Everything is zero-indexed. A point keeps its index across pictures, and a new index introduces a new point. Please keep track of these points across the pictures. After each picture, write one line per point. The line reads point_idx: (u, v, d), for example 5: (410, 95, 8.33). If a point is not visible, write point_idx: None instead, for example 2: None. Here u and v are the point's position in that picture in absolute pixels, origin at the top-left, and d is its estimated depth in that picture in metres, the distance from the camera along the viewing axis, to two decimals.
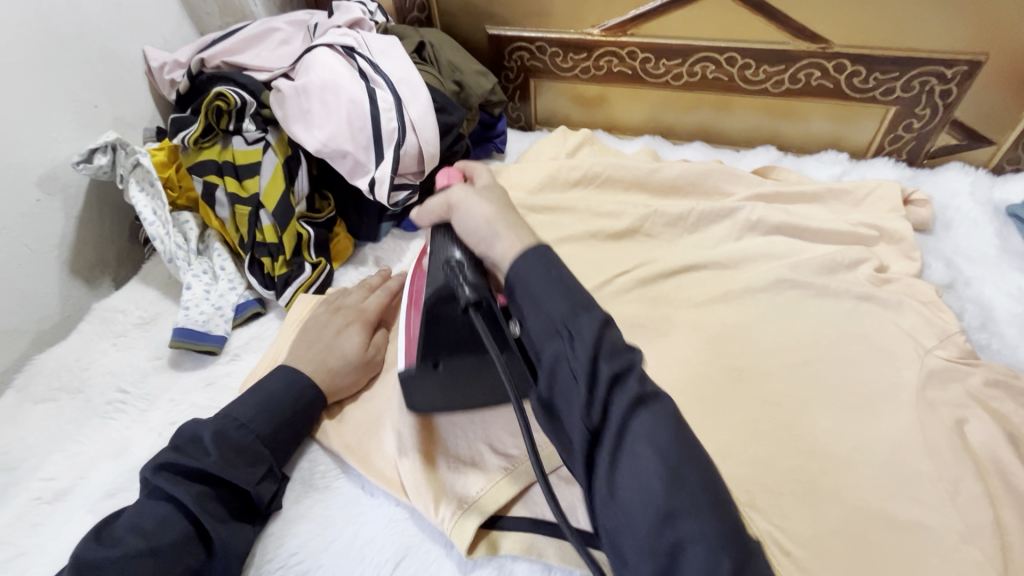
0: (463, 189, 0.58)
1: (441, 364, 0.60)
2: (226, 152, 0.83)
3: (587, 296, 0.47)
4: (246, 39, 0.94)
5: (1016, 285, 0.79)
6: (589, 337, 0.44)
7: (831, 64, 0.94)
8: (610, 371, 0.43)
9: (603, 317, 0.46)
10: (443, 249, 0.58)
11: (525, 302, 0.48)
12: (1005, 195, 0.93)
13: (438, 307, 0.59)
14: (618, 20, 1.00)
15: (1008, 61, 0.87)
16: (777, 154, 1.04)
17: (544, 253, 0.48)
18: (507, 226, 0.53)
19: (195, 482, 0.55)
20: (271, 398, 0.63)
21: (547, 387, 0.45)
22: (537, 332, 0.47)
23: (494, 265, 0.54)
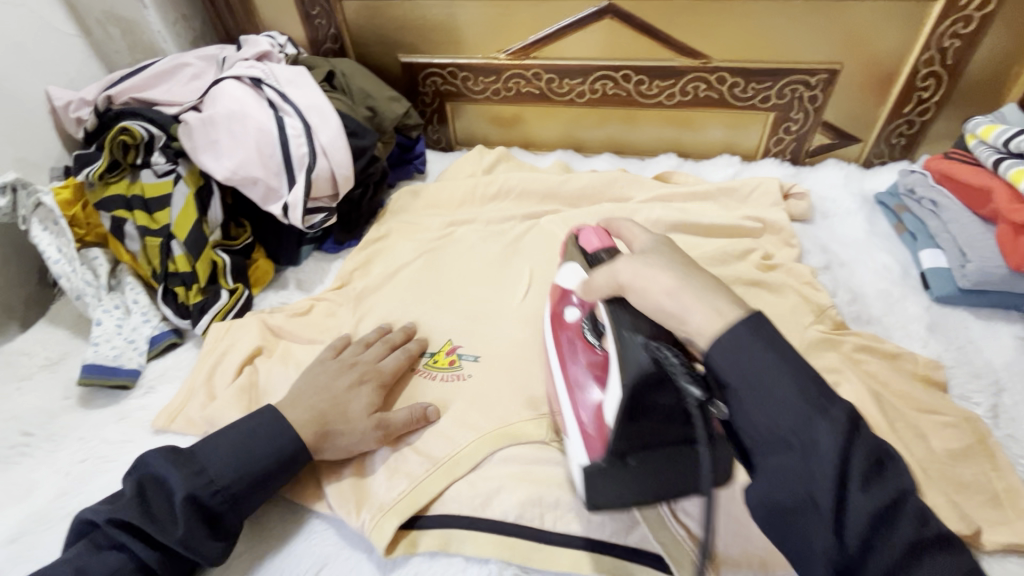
0: (630, 258, 0.50)
1: (632, 458, 0.50)
2: (134, 186, 0.83)
3: (825, 390, 0.42)
4: (155, 75, 0.94)
5: (882, 263, 0.87)
6: (833, 458, 0.39)
7: (713, 77, 1.04)
8: (870, 505, 0.39)
9: (848, 420, 0.41)
10: (627, 329, 0.48)
11: (749, 395, 0.42)
12: (875, 184, 1.04)
13: (641, 397, 0.46)
14: (520, 45, 1.06)
15: (860, 69, 0.99)
16: (678, 161, 1.13)
17: (756, 326, 0.43)
18: (696, 295, 0.46)
19: (151, 546, 0.54)
20: (251, 458, 0.59)
21: (767, 493, 0.42)
22: (762, 433, 0.42)
23: (691, 343, 0.45)
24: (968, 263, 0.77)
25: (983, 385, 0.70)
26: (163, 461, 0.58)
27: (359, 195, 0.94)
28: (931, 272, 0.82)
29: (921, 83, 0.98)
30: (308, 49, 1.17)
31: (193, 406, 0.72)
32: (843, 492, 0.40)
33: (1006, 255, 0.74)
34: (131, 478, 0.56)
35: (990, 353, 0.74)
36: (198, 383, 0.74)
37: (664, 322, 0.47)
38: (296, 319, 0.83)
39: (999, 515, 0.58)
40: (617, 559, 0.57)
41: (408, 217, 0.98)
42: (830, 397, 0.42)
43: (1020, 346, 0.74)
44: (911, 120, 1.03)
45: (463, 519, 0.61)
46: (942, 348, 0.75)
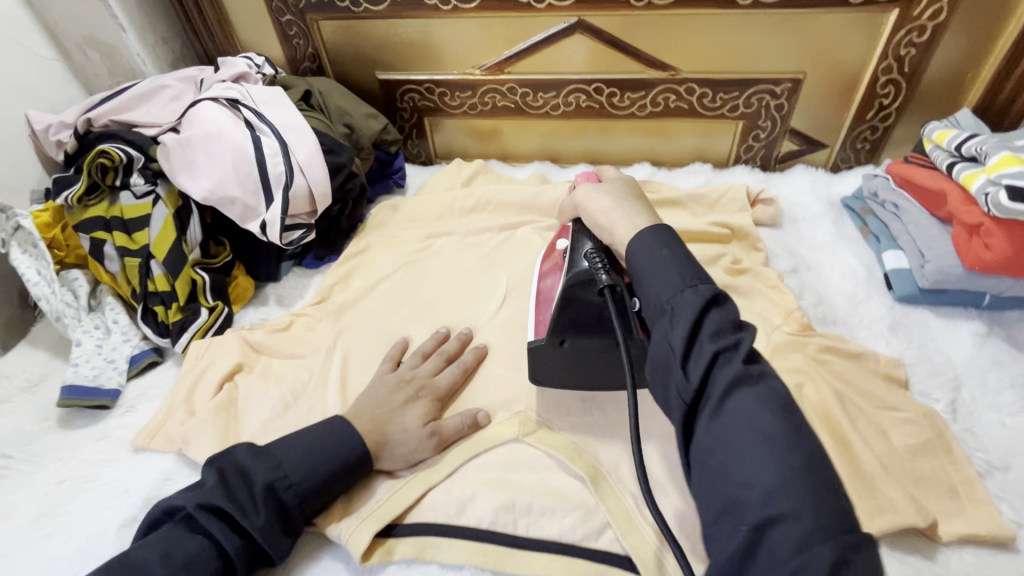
0: (586, 189, 0.67)
1: (568, 341, 0.63)
2: (113, 208, 0.84)
3: (702, 273, 0.50)
4: (133, 98, 0.96)
5: (847, 265, 0.90)
6: (687, 313, 0.47)
7: (682, 88, 1.06)
8: (712, 350, 0.45)
9: (712, 295, 0.48)
10: (581, 242, 0.66)
11: (644, 275, 0.53)
12: (842, 188, 1.07)
13: (574, 292, 0.63)
14: (494, 60, 1.09)
15: (823, 77, 1.02)
16: (652, 170, 1.16)
17: (659, 231, 0.54)
18: (622, 212, 0.61)
19: (233, 533, 0.56)
20: (321, 457, 0.61)
21: (649, 353, 0.50)
22: (649, 302, 0.52)
23: (616, 247, 0.61)
24: (927, 263, 0.80)
25: (942, 381, 0.73)
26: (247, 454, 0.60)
27: (337, 211, 0.96)
28: (894, 273, 0.85)
29: (882, 90, 1.01)
30: (287, 68, 1.19)
31: (172, 422, 0.73)
32: (695, 342, 0.47)
33: (961, 254, 0.76)
34: (213, 468, 0.58)
35: (949, 350, 0.77)
36: (178, 401, 0.76)
37: (598, 234, 0.64)
38: (276, 334, 0.84)
39: (954, 507, 0.60)
40: (587, 562, 0.59)
41: (388, 231, 1.00)
42: (705, 278, 0.50)
43: (979, 343, 0.77)
44: (874, 126, 1.06)
45: (437, 526, 0.62)
46: (903, 346, 0.78)
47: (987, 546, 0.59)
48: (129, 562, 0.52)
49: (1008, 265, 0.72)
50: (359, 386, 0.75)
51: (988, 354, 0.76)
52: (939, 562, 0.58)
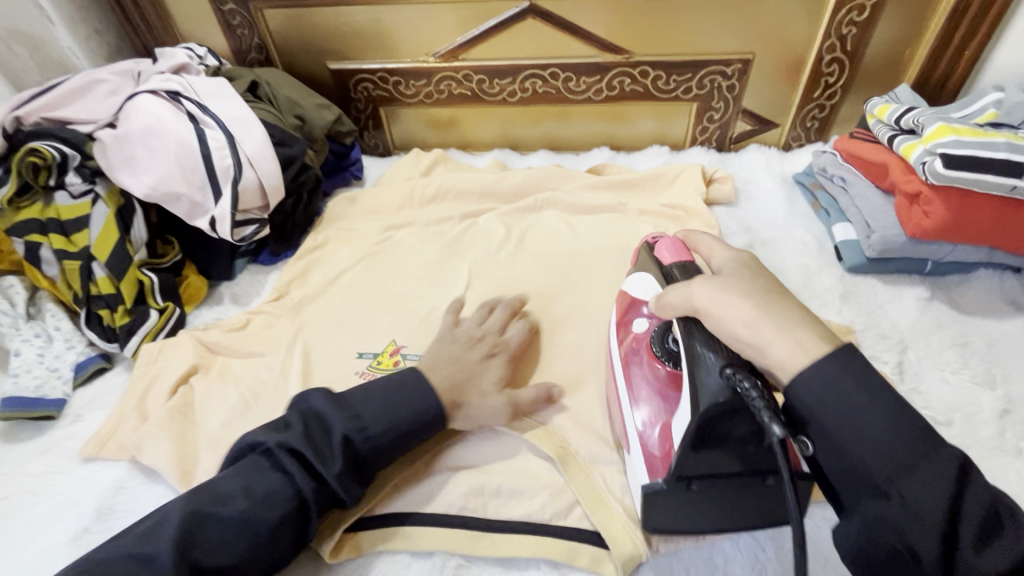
0: (709, 283, 0.50)
1: (696, 485, 0.49)
2: (48, 209, 0.80)
3: (927, 433, 0.40)
4: (67, 93, 0.90)
5: (800, 239, 0.93)
6: (937, 508, 0.38)
7: (636, 70, 1.07)
8: (991, 565, 0.37)
9: (959, 468, 0.39)
10: (704, 363, 0.49)
11: (840, 434, 0.42)
12: (793, 166, 1.11)
13: (713, 424, 0.47)
14: (448, 47, 1.07)
15: (770, 58, 1.04)
16: (610, 154, 1.17)
17: (850, 364, 0.42)
18: (776, 326, 0.46)
19: (310, 476, 0.55)
20: (399, 410, 0.60)
21: (863, 543, 0.41)
22: (857, 477, 0.41)
23: (772, 372, 0.46)
24: (872, 233, 0.83)
25: (890, 344, 0.76)
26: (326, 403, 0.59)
27: (292, 204, 0.94)
28: (843, 244, 0.88)
29: (827, 69, 1.04)
30: (232, 60, 1.14)
31: (124, 429, 0.70)
32: (953, 544, 0.38)
33: (903, 223, 0.80)
34: (297, 412, 0.58)
35: (896, 315, 0.80)
36: (129, 406, 0.72)
37: (746, 356, 0.47)
38: (232, 334, 0.81)
39: None
40: (557, 541, 0.59)
41: (346, 224, 0.98)
42: (938, 442, 0.40)
43: (922, 307, 0.80)
44: (821, 104, 1.09)
45: (406, 516, 0.61)
46: (853, 314, 0.81)
47: None
48: (212, 495, 0.53)
49: (944, 231, 0.76)
50: (323, 381, 0.74)
51: (930, 317, 0.79)
52: None
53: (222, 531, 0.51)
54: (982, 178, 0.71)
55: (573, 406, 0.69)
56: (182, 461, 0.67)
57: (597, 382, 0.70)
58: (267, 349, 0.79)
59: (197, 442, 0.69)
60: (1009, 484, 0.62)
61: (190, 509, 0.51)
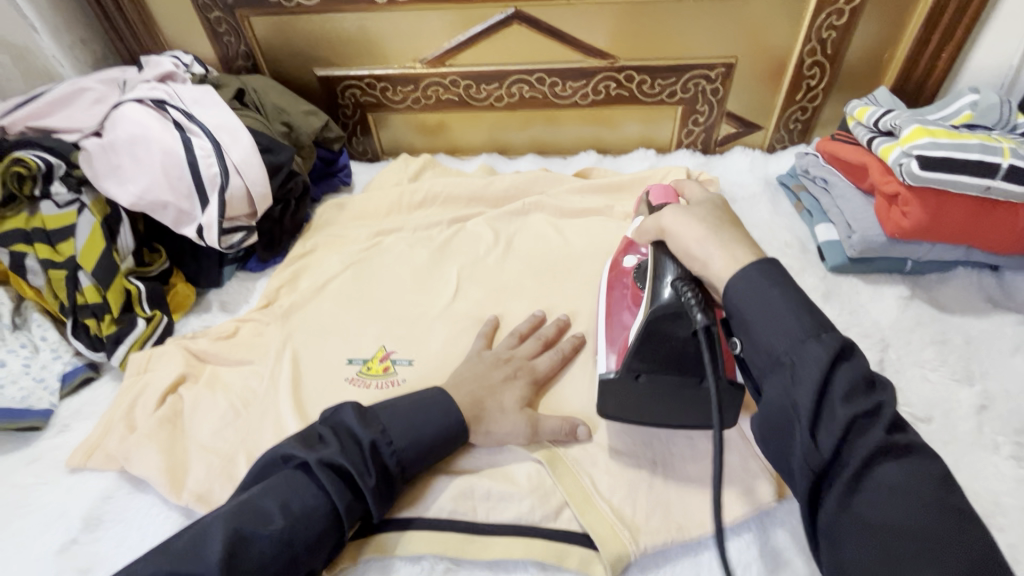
0: (675, 210, 0.55)
1: (643, 376, 0.58)
2: (34, 219, 0.80)
3: (825, 322, 0.43)
4: (52, 102, 0.90)
5: (784, 240, 0.94)
6: (816, 373, 0.41)
7: (621, 75, 1.09)
8: (849, 414, 0.39)
9: (841, 346, 0.42)
10: (661, 270, 0.56)
11: (752, 319, 0.45)
12: (777, 168, 1.12)
13: (659, 325, 0.56)
14: (435, 53, 1.08)
15: (752, 62, 1.06)
16: (597, 157, 1.18)
17: (769, 271, 0.46)
18: (721, 243, 0.50)
19: (346, 492, 0.55)
20: (423, 424, 0.61)
21: (762, 411, 0.44)
22: (761, 355, 0.45)
23: (713, 287, 0.51)
24: (854, 234, 0.84)
25: (871, 343, 0.77)
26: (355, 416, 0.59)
27: (280, 211, 0.94)
28: (826, 245, 0.89)
29: (808, 72, 1.06)
30: (219, 67, 1.15)
31: (112, 439, 0.70)
32: (825, 405, 0.40)
33: (882, 224, 0.81)
34: (329, 426, 0.58)
35: (877, 314, 0.82)
36: (117, 417, 0.72)
37: (689, 267, 0.53)
38: (220, 342, 0.81)
39: None
40: (546, 543, 0.60)
41: (335, 230, 0.98)
42: (831, 327, 0.43)
43: (903, 305, 0.82)
44: (804, 106, 1.11)
45: (396, 521, 0.61)
46: (836, 313, 0.82)
47: None
48: (253, 513, 0.52)
49: (922, 231, 0.78)
50: (312, 388, 0.74)
51: (911, 315, 0.81)
52: None
53: (268, 550, 0.51)
54: (959, 179, 0.73)
55: (560, 408, 0.69)
56: (170, 470, 0.67)
57: (584, 384, 0.71)
58: (256, 356, 0.79)
59: (185, 450, 0.69)
60: (986, 479, 0.63)
61: (235, 528, 0.51)
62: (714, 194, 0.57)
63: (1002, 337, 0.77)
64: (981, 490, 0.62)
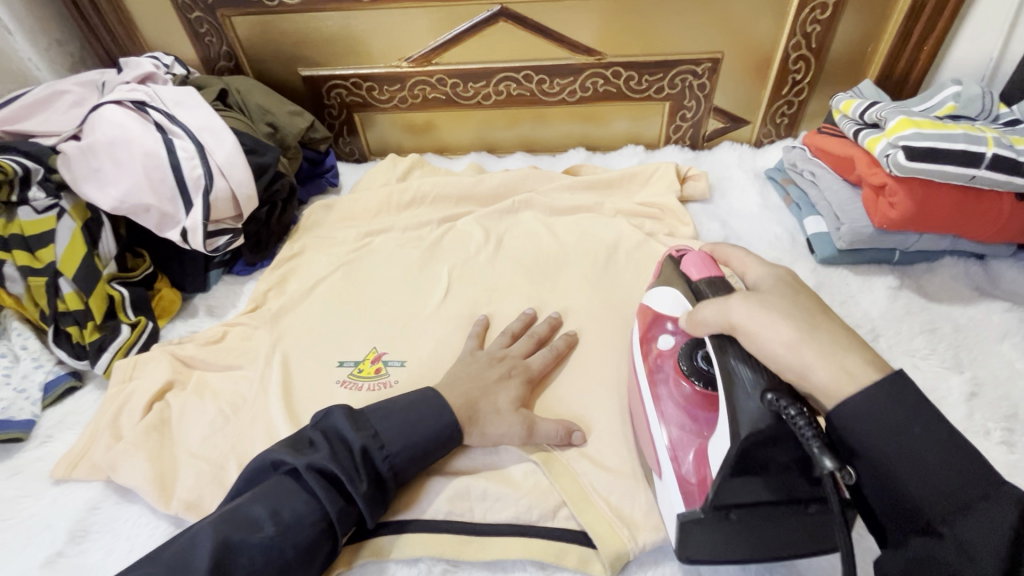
0: (750, 300, 0.48)
1: (734, 514, 0.48)
2: (11, 224, 0.77)
3: (979, 464, 0.37)
4: (27, 105, 0.88)
5: (774, 233, 0.95)
6: (992, 547, 0.34)
7: (608, 72, 1.09)
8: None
9: (1019, 507, 0.35)
10: (746, 389, 0.46)
11: (882, 454, 0.39)
12: (765, 162, 1.13)
13: (753, 452, 0.46)
14: (421, 51, 1.07)
15: (737, 58, 1.06)
16: (586, 154, 1.18)
17: (895, 389, 0.40)
18: (820, 351, 0.44)
19: (337, 496, 0.54)
20: (415, 427, 0.60)
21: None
22: (897, 502, 0.39)
23: (818, 402, 0.44)
24: (842, 225, 0.84)
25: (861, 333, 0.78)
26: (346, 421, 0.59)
27: (266, 213, 0.92)
28: (815, 237, 0.89)
29: (793, 66, 1.06)
30: (201, 68, 1.13)
31: (97, 448, 0.68)
32: None
33: (870, 215, 0.82)
34: (318, 431, 0.57)
35: (868, 304, 0.82)
36: (103, 425, 0.71)
37: (789, 378, 0.45)
38: (208, 347, 0.80)
39: None
40: (544, 543, 0.59)
41: (323, 232, 0.97)
42: (998, 479, 0.37)
43: (892, 295, 0.82)
44: (790, 101, 1.12)
45: (391, 524, 0.61)
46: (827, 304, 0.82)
47: None
48: (241, 522, 0.51)
49: (909, 221, 0.78)
50: (303, 392, 0.73)
51: (900, 305, 0.81)
52: None
53: (257, 558, 0.50)
54: (944, 168, 0.73)
55: (555, 406, 0.69)
56: (159, 478, 0.65)
57: (578, 382, 0.71)
58: (244, 360, 0.78)
59: (174, 458, 0.68)
60: None
61: (222, 538, 0.49)
62: (776, 273, 0.51)
63: (989, 324, 0.78)
64: None
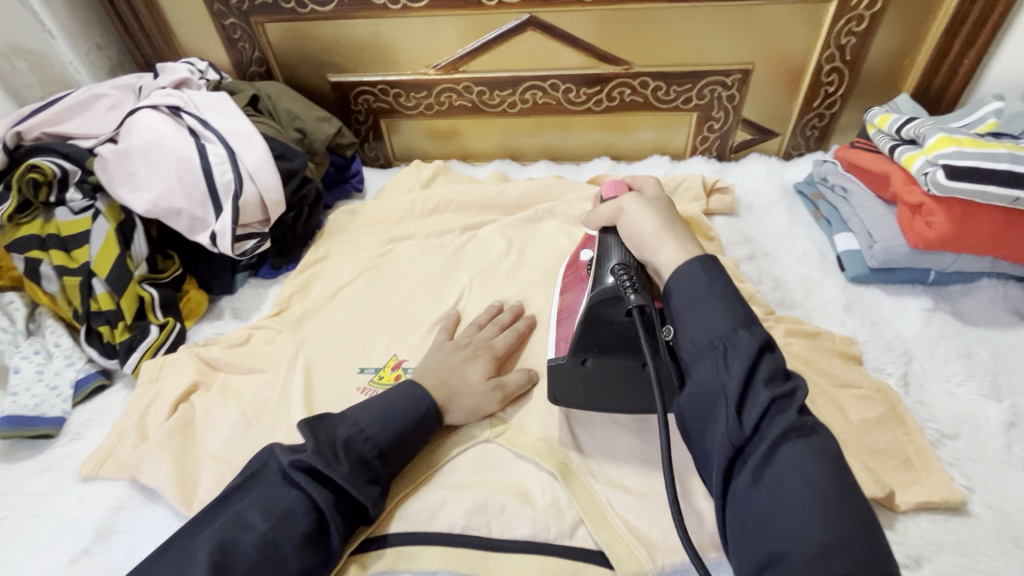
0: (636, 199, 0.63)
1: (591, 361, 0.60)
2: (48, 225, 0.80)
3: (750, 316, 0.51)
4: (66, 108, 0.90)
5: (803, 249, 0.92)
6: (743, 361, 0.48)
7: (636, 82, 1.08)
8: (768, 397, 0.46)
9: (764, 339, 0.49)
10: (611, 256, 0.61)
11: (684, 312, 0.53)
12: (794, 175, 1.10)
13: (599, 309, 0.59)
14: (448, 59, 1.07)
15: (768, 69, 1.05)
16: (611, 164, 1.17)
17: (710, 266, 0.54)
18: (675, 236, 0.59)
19: (323, 488, 0.55)
20: (397, 416, 0.61)
21: (691, 391, 0.50)
22: (694, 343, 0.51)
23: (657, 271, 0.59)
24: (875, 243, 0.83)
25: (894, 356, 0.75)
26: (333, 416, 0.60)
27: (292, 218, 0.93)
28: (845, 254, 0.87)
29: (826, 78, 1.04)
30: (234, 73, 1.15)
31: (124, 447, 0.70)
32: (750, 388, 0.47)
33: (906, 234, 0.79)
34: (303, 426, 0.57)
35: (900, 326, 0.80)
36: (129, 424, 0.72)
37: (641, 252, 0.61)
38: (233, 349, 0.81)
39: (908, 477, 0.62)
40: (560, 562, 0.58)
41: (347, 237, 0.97)
42: (754, 319, 0.51)
43: (927, 317, 0.80)
44: (821, 113, 1.09)
45: (409, 536, 0.61)
46: (857, 325, 0.80)
47: (943, 511, 0.61)
48: (232, 523, 0.53)
49: (948, 242, 0.76)
50: (324, 398, 0.73)
51: (935, 327, 0.78)
52: (898, 532, 0.59)
53: (252, 553, 0.51)
54: (984, 189, 0.71)
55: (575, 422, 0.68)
56: (182, 480, 0.66)
57: None
58: (267, 364, 0.79)
59: (196, 459, 0.69)
60: (1017, 500, 0.61)
61: (218, 541, 0.51)
62: (663, 194, 0.69)
63: None
64: (1012, 512, 0.60)
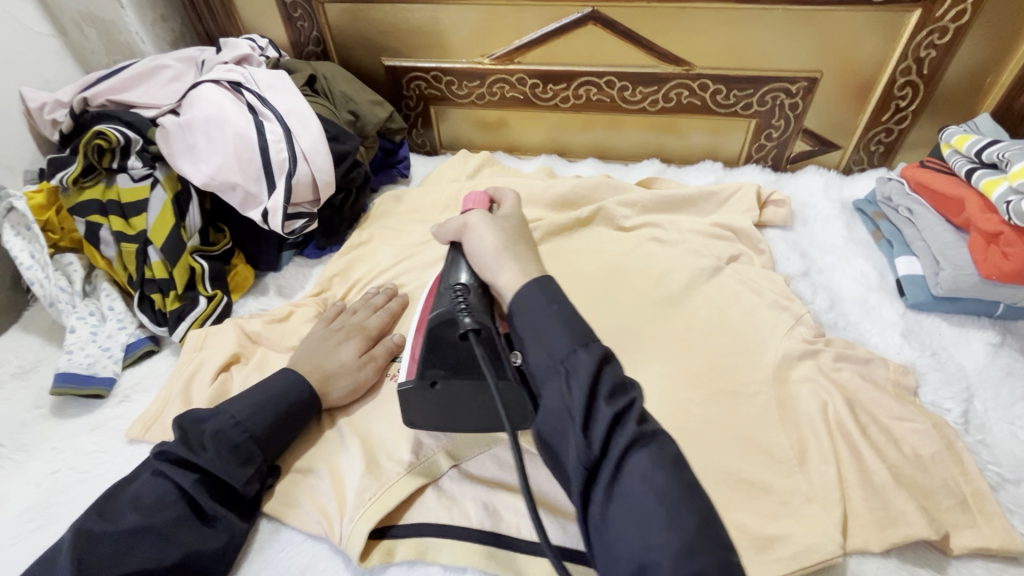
0: (481, 216, 0.69)
1: (438, 383, 0.58)
2: (109, 190, 0.82)
3: (587, 335, 0.52)
4: (132, 77, 0.92)
5: (860, 269, 0.89)
6: (584, 371, 0.48)
7: (695, 83, 1.04)
8: (608, 412, 0.46)
9: (602, 354, 0.50)
10: (456, 275, 0.66)
11: (526, 337, 0.54)
12: (853, 191, 1.05)
13: (444, 331, 0.61)
14: (504, 50, 1.06)
15: (837, 78, 1.00)
16: (661, 166, 1.13)
17: (545, 287, 0.57)
18: (513, 259, 0.63)
19: (187, 472, 0.58)
20: (268, 400, 0.64)
21: (542, 412, 0.50)
22: (539, 366, 0.52)
23: (498, 294, 0.62)
24: (942, 270, 0.79)
25: (955, 391, 0.71)
26: (202, 412, 0.62)
27: (341, 200, 0.94)
28: (907, 279, 0.84)
29: (899, 91, 0.99)
30: (290, 51, 1.16)
31: (168, 413, 0.71)
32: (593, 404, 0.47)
33: (978, 263, 0.75)
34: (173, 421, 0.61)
35: (963, 360, 0.76)
36: (175, 392, 0.73)
37: (483, 275, 0.65)
38: (273, 325, 0.82)
39: (964, 519, 0.59)
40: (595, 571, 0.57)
41: (391, 222, 0.97)
42: (594, 337, 0.52)
43: (992, 353, 0.76)
44: (889, 128, 1.04)
45: (441, 527, 0.61)
46: (916, 354, 0.76)
47: (997, 558, 0.58)
48: (102, 514, 0.55)
49: None
50: None
51: (1001, 364, 0.74)
52: None
53: (119, 537, 0.54)
54: None
55: None
56: None
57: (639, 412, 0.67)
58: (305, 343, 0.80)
59: None
60: None
61: (77, 531, 0.53)
62: (518, 211, 0.74)
63: None
64: None
